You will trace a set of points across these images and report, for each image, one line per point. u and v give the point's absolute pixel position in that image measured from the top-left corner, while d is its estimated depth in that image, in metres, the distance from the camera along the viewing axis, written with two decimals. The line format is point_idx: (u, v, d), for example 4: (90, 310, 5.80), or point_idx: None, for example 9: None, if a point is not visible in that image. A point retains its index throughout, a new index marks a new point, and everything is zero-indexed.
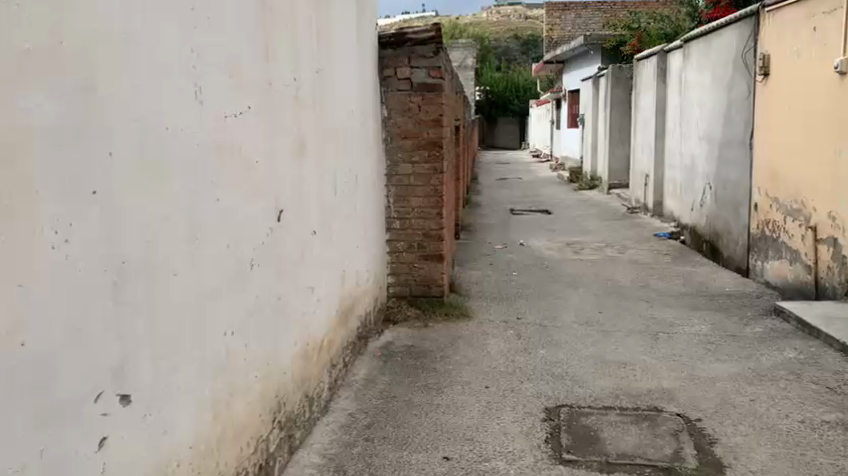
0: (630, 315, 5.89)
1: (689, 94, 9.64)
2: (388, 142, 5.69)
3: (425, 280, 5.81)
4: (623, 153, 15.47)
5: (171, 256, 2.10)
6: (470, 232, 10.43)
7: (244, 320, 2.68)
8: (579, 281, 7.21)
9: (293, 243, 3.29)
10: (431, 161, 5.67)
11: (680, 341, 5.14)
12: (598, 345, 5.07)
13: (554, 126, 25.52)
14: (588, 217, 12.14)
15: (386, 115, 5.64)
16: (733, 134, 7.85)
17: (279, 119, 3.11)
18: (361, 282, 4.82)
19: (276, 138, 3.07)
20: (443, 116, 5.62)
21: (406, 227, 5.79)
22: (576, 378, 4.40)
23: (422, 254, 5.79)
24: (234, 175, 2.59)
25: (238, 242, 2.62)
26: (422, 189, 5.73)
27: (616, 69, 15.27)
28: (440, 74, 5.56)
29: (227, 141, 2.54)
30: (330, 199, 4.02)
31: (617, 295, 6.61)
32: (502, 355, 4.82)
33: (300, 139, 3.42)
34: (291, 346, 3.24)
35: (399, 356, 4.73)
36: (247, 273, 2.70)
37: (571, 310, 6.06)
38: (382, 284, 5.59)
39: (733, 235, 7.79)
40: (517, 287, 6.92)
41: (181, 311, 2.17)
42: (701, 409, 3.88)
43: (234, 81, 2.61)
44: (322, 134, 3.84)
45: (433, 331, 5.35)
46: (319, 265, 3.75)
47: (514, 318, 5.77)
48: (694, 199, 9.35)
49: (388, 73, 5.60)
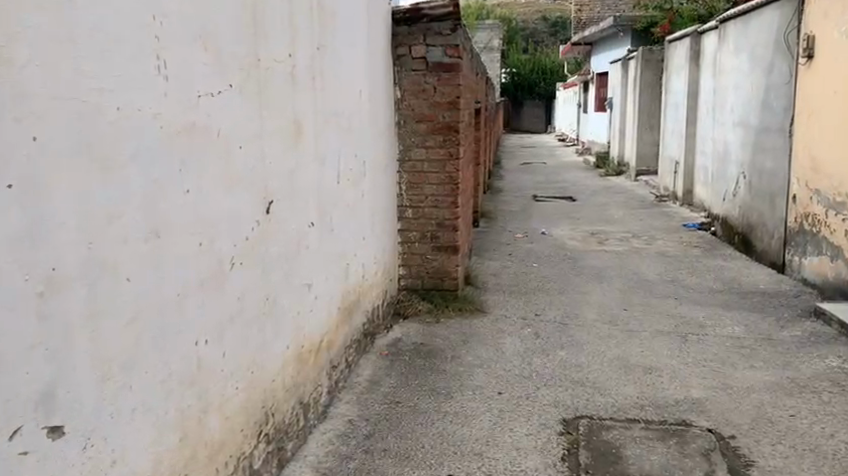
0: (657, 314, 5.52)
1: (724, 78, 9.16)
2: (401, 125, 5.35)
3: (438, 273, 5.49)
4: (652, 139, 14.95)
5: (124, 259, 1.81)
6: (490, 219, 10.08)
7: (222, 326, 2.38)
8: (603, 275, 6.84)
9: (286, 237, 2.98)
10: (446, 146, 5.33)
11: (710, 344, 4.78)
12: (622, 347, 4.73)
13: (581, 110, 24.95)
14: (614, 206, 11.71)
15: (399, 96, 5.30)
16: (771, 120, 7.39)
17: (270, 100, 2.80)
18: (368, 275, 4.52)
19: (266, 121, 2.76)
20: (460, 98, 5.27)
21: (419, 216, 5.47)
22: (598, 385, 4.05)
23: (435, 245, 5.47)
24: (209, 163, 2.29)
25: (215, 239, 2.32)
26: (436, 176, 5.38)
27: (647, 50, 14.73)
28: (457, 53, 5.20)
29: (201, 124, 2.23)
30: (332, 188, 3.70)
31: (642, 291, 6.24)
32: (518, 356, 4.49)
33: (296, 121, 3.10)
34: (282, 350, 2.94)
35: (407, 355, 4.42)
36: (227, 273, 2.40)
37: (593, 307, 5.71)
38: (392, 276, 5.28)
39: (769, 228, 7.36)
40: (537, 280, 6.58)
41: (138, 321, 1.87)
42: (735, 425, 3.52)
43: (211, 55, 2.30)
44: (324, 117, 3.53)
45: (445, 327, 5.04)
46: (318, 259, 3.44)
47: (532, 314, 5.44)
48: (727, 189, 8.89)
49: (403, 52, 5.26)
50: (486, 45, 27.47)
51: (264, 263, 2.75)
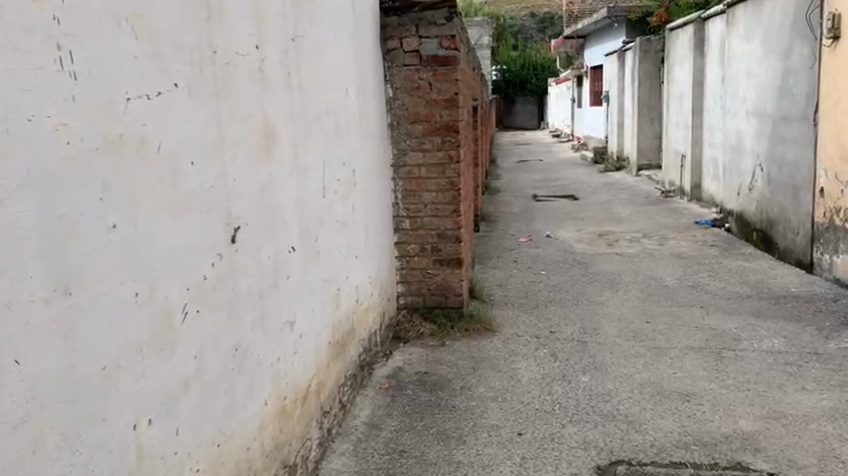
0: (684, 327, 4.99)
1: (734, 64, 8.63)
2: (394, 127, 4.82)
3: (441, 289, 4.94)
4: (653, 132, 14.43)
5: (8, 335, 1.26)
6: (490, 223, 9.55)
7: (173, 397, 1.83)
8: (618, 281, 6.32)
9: (259, 269, 2.44)
10: (446, 148, 4.80)
11: (750, 361, 4.25)
12: (652, 369, 4.20)
13: (575, 105, 24.43)
14: (618, 203, 11.19)
15: (392, 95, 4.77)
16: (791, 109, 6.87)
17: (231, 102, 2.25)
18: (363, 298, 3.98)
19: (227, 128, 2.22)
20: (459, 94, 4.75)
21: (417, 227, 4.92)
22: (632, 419, 3.52)
23: (436, 258, 4.93)
24: (147, 186, 1.74)
25: (157, 283, 1.77)
26: (434, 182, 4.85)
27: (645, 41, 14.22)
28: (454, 44, 4.68)
29: (134, 135, 1.69)
30: (317, 204, 3.15)
31: (663, 299, 5.72)
32: (536, 385, 3.96)
33: (268, 126, 2.56)
34: (258, 408, 2.41)
35: (410, 390, 3.88)
36: (176, 326, 1.86)
37: (612, 321, 5.17)
38: (390, 295, 4.74)
39: (792, 224, 6.85)
40: (547, 290, 6.05)
41: (36, 418, 1.32)
42: (801, 468, 2.99)
43: (145, 45, 1.75)
44: (303, 121, 2.98)
45: (451, 351, 4.50)
46: (301, 290, 2.90)
47: (547, 332, 4.90)
48: (742, 183, 8.37)
49: (394, 45, 4.71)
50: (477, 42, 26.95)
51: (230, 305, 2.20)
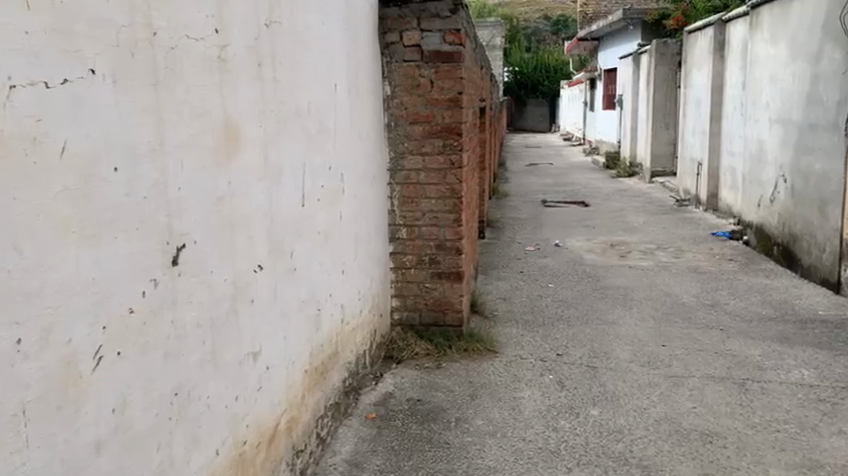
0: (702, 352, 4.58)
1: (757, 68, 8.21)
2: (391, 128, 4.43)
3: (438, 305, 4.54)
4: (668, 138, 13.97)
5: None
6: (497, 230, 9.15)
7: (78, 466, 1.45)
8: (631, 298, 5.90)
9: (210, 294, 2.05)
10: (446, 152, 4.40)
11: (778, 396, 3.83)
12: (668, 402, 3.79)
13: (588, 108, 23.96)
14: (631, 211, 10.76)
15: (389, 93, 4.39)
16: (820, 116, 6.46)
17: (177, 95, 1.87)
18: (350, 316, 3.59)
19: (170, 127, 1.83)
20: (462, 93, 4.36)
21: (414, 237, 4.52)
22: (647, 463, 3.12)
23: (434, 272, 4.53)
24: (42, 200, 1.35)
25: (56, 323, 1.39)
26: (434, 188, 4.46)
27: (662, 44, 13.79)
28: (458, 38, 4.30)
29: (22, 134, 1.30)
30: (294, 215, 2.76)
31: (680, 319, 5.31)
32: (540, 418, 3.57)
33: (228, 126, 2.17)
34: (206, 462, 2.02)
35: (399, 421, 3.49)
36: (86, 376, 1.48)
37: (624, 343, 4.77)
38: (383, 310, 4.35)
39: (817, 239, 6.42)
40: (555, 306, 5.64)
41: None
42: None
43: (46, 20, 1.36)
44: (279, 120, 2.60)
45: (448, 375, 4.11)
46: (271, 314, 2.50)
47: (554, 355, 4.50)
48: (762, 194, 7.93)
49: (392, 38, 4.33)
50: (488, 43, 26.52)
51: (167, 341, 1.81)
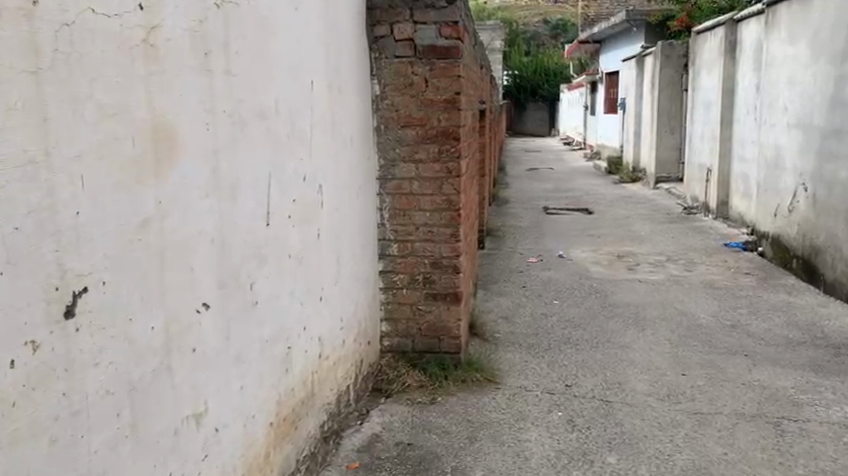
0: (728, 383, 4.10)
1: (774, 69, 7.74)
2: (380, 132, 3.95)
3: (433, 330, 4.06)
4: (673, 143, 13.50)
5: None
6: (498, 239, 8.67)
7: None
8: (644, 317, 5.42)
9: (128, 351, 1.56)
10: (442, 159, 3.92)
11: (822, 439, 3.35)
12: (695, 446, 3.32)
13: (589, 112, 23.51)
14: (637, 219, 10.28)
15: (379, 92, 3.92)
16: (845, 120, 5.99)
17: (75, 88, 1.39)
18: (330, 349, 3.11)
19: (62, 131, 1.35)
20: (461, 93, 3.89)
21: (407, 254, 4.04)
22: None
23: (429, 293, 4.04)
24: None
25: None
26: (429, 199, 3.97)
27: (666, 45, 13.35)
28: (455, 32, 3.82)
29: None
30: (255, 238, 2.28)
31: (700, 343, 4.83)
32: (549, 469, 3.08)
33: (158, 130, 1.69)
34: None
35: (386, 472, 3.01)
36: None
37: (639, 372, 4.29)
38: (371, 337, 3.87)
39: (841, 253, 5.95)
40: (561, 327, 5.16)
41: None
42: None
43: None
44: (235, 123, 2.12)
45: (443, 412, 3.62)
46: (220, 363, 2.02)
47: (562, 387, 4.02)
48: (779, 202, 7.46)
49: (383, 31, 3.87)
50: (487, 45, 26.11)
51: (56, 423, 1.33)
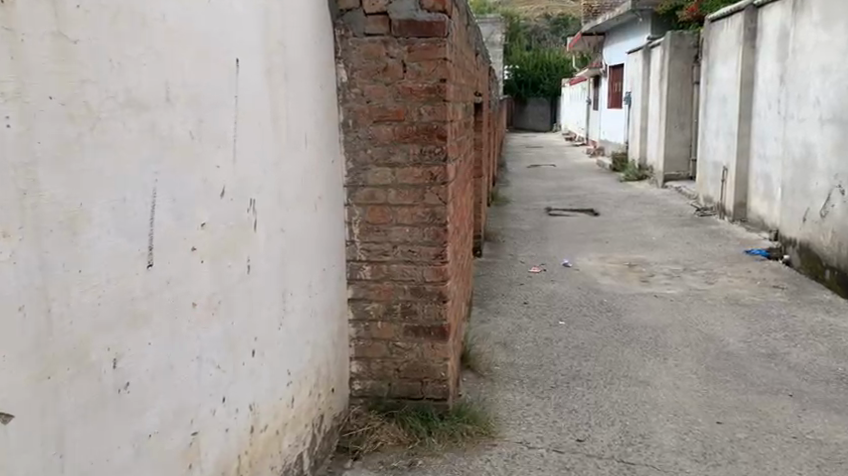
0: (774, 436, 3.34)
1: (803, 58, 6.96)
2: (348, 130, 3.19)
3: (414, 372, 3.30)
4: (683, 139, 12.72)
5: None
6: (496, 245, 7.92)
7: None
8: (664, 343, 4.66)
9: None
10: (424, 161, 3.16)
11: None
12: None
13: (592, 106, 22.70)
14: (647, 222, 9.51)
15: (345, 79, 3.15)
16: None
17: None
18: (268, 417, 2.35)
19: None
20: (447, 81, 3.12)
21: (382, 278, 3.28)
22: None
23: (409, 327, 3.28)
24: None
25: None
26: (407, 211, 3.21)
27: (676, 36, 12.56)
28: (440, 3, 3.05)
29: None
30: (126, 288, 1.52)
31: (734, 379, 4.06)
32: None
33: None
34: None
35: None
36: None
37: (665, 419, 3.53)
38: (335, 383, 3.12)
39: None
40: (569, 356, 4.40)
41: None
42: None
43: None
44: (76, 115, 1.36)
45: None
46: None
47: (574, 444, 3.26)
48: (809, 206, 6.69)
49: (350, 3, 3.11)
50: (488, 39, 25.32)
51: None
